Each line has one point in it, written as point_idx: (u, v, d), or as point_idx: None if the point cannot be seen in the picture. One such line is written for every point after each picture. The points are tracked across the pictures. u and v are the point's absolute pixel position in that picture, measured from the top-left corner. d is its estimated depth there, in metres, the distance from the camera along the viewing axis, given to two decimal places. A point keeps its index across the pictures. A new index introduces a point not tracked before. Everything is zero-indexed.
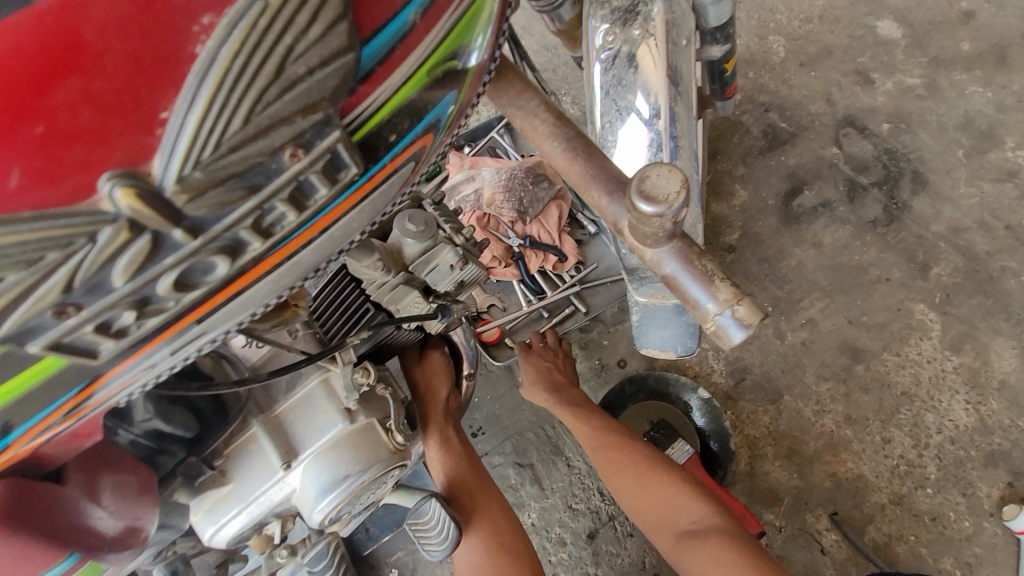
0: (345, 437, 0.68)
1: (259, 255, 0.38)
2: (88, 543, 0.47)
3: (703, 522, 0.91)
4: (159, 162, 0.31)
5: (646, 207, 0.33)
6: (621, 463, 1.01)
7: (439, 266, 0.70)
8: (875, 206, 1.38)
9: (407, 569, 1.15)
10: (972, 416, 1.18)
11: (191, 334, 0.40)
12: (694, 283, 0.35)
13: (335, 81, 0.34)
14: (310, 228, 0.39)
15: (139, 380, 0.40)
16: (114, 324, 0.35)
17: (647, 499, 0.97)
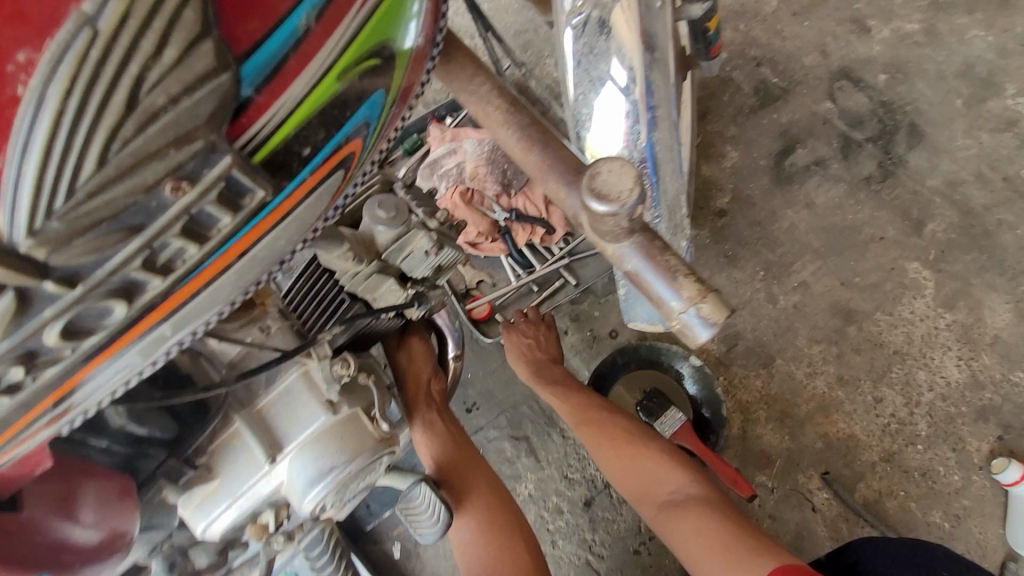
0: (329, 429, 0.68)
1: (164, 291, 0.36)
2: (59, 560, 0.48)
3: (683, 493, 0.91)
4: (1, 218, 0.28)
5: (599, 207, 0.32)
6: (602, 437, 1.01)
7: (413, 253, 0.69)
8: (870, 162, 1.35)
9: (409, 542, 1.18)
10: (963, 373, 1.18)
11: (154, 337, 0.38)
12: (658, 279, 0.33)
13: (213, 103, 0.32)
14: (224, 254, 0.37)
15: (110, 386, 0.40)
16: (5, 379, 0.34)
17: (629, 472, 0.97)
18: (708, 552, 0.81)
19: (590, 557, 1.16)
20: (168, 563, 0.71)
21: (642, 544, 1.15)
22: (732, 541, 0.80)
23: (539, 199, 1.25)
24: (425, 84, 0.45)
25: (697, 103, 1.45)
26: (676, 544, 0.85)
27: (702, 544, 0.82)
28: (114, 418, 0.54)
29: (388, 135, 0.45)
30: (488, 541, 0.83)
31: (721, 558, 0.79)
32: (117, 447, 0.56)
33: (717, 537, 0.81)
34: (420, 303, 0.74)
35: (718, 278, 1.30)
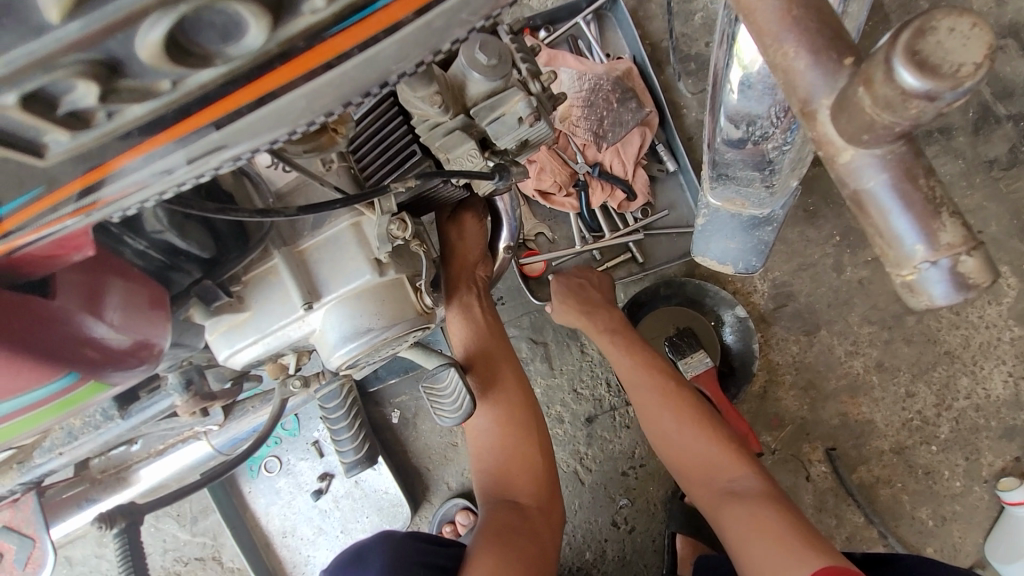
0: (371, 289, 0.62)
1: (313, 25, 0.30)
2: (88, 359, 0.43)
3: (743, 483, 0.87)
4: None
5: (912, 79, 0.21)
6: (662, 409, 0.97)
7: (505, 117, 0.58)
8: (1002, 144, 1.17)
9: (409, 413, 1.20)
10: (1008, 389, 1.13)
11: (210, 146, 0.33)
12: (904, 212, 0.25)
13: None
14: (398, 3, 0.31)
15: (152, 186, 0.34)
16: (63, 102, 0.28)
17: (686, 450, 0.94)
18: (761, 540, 0.78)
19: (578, 467, 1.18)
20: (185, 379, 0.68)
21: (631, 469, 1.17)
22: (793, 536, 0.76)
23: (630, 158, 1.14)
24: None
25: None
26: (728, 532, 0.83)
27: (757, 533, 0.79)
28: (153, 222, 0.47)
29: None
30: (504, 434, 0.82)
31: (775, 546, 0.76)
32: (152, 253, 0.50)
33: (776, 529, 0.78)
34: (502, 177, 0.64)
35: (790, 231, 1.19)
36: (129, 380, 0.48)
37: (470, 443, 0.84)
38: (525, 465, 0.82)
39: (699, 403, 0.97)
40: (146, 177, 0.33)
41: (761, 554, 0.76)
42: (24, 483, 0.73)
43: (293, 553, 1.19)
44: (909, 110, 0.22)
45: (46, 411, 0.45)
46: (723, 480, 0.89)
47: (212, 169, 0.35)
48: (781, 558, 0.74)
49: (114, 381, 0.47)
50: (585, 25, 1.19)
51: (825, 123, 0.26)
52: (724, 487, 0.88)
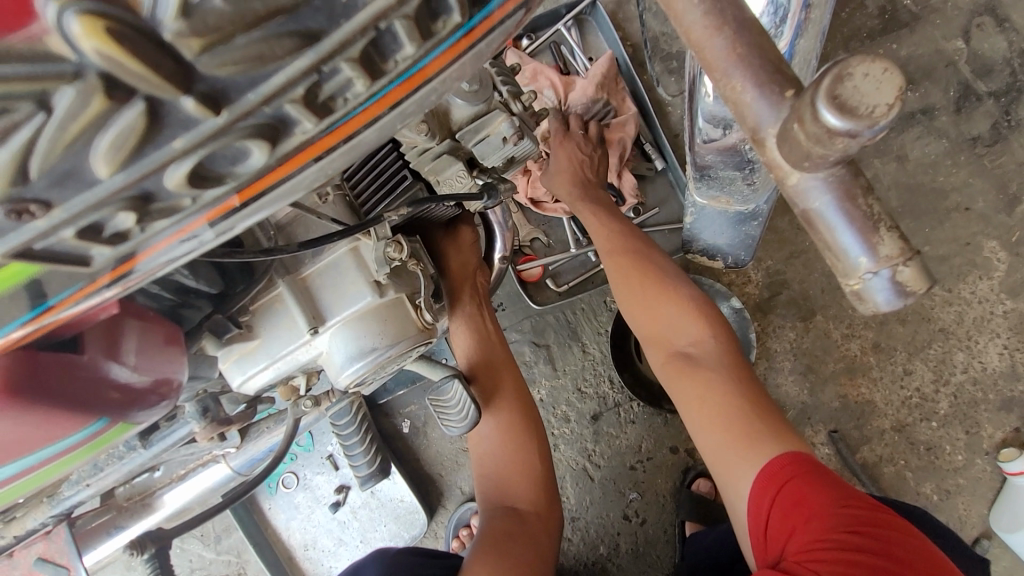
0: (373, 310, 0.65)
1: (310, 138, 0.31)
2: (113, 400, 0.47)
3: (700, 347, 0.88)
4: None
5: (834, 119, 0.23)
6: (630, 274, 0.96)
7: (490, 138, 0.61)
8: (984, 121, 1.19)
9: (419, 422, 1.23)
10: (1004, 362, 1.15)
11: (235, 219, 0.34)
12: (849, 228, 0.27)
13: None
14: (379, 102, 0.31)
15: (183, 257, 0.35)
16: (106, 226, 0.30)
17: (650, 314, 0.93)
18: (708, 414, 0.81)
19: (587, 464, 1.21)
20: (202, 406, 0.72)
21: (639, 463, 1.20)
22: (741, 410, 0.79)
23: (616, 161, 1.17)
24: None
25: None
26: (680, 396, 0.85)
27: (706, 405, 0.81)
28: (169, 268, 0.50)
29: None
30: (506, 442, 0.85)
31: (729, 431, 0.78)
32: (164, 294, 0.53)
33: (731, 412, 0.79)
34: (491, 197, 0.67)
35: (780, 221, 1.21)
36: (153, 415, 0.52)
37: (473, 451, 0.87)
38: (525, 469, 0.85)
39: (675, 273, 0.96)
40: (173, 254, 0.34)
41: (710, 426, 0.80)
42: (55, 515, 0.76)
43: (315, 565, 1.22)
44: (836, 145, 0.24)
45: (80, 453, 0.49)
46: (682, 341, 0.90)
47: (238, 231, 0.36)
48: (730, 437, 0.77)
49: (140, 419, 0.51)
50: (566, 31, 1.21)
51: (772, 149, 0.29)
52: (682, 350, 0.89)
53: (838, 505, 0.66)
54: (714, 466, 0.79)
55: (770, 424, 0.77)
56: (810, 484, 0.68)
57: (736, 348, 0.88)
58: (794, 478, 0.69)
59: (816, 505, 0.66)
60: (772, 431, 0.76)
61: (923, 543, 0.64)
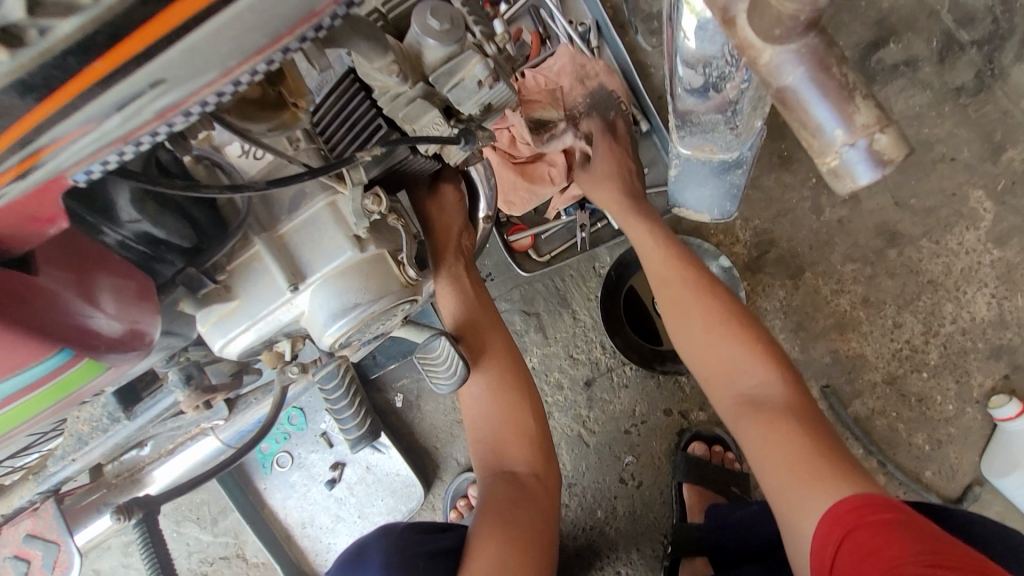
0: (355, 265, 0.64)
1: None
2: (79, 340, 0.43)
3: (766, 389, 0.85)
4: None
5: None
6: (690, 304, 0.93)
7: (464, 83, 0.58)
8: (967, 71, 1.19)
9: (411, 395, 1.23)
10: (992, 310, 1.16)
11: (134, 95, 0.33)
12: (821, 102, 0.28)
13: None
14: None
15: (97, 151, 0.35)
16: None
17: (711, 354, 0.90)
18: (780, 467, 0.78)
19: (582, 430, 1.21)
20: (185, 374, 0.70)
21: (633, 427, 1.20)
22: (816, 458, 0.76)
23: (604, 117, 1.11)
24: None
25: None
26: (747, 443, 0.83)
27: (775, 455, 0.79)
28: (129, 210, 0.49)
29: None
30: (497, 404, 0.84)
31: (801, 477, 0.75)
32: (134, 243, 0.52)
33: (802, 457, 0.77)
34: (467, 141, 0.64)
35: (766, 178, 1.21)
36: (122, 366, 0.48)
37: (465, 416, 0.86)
38: (518, 428, 0.85)
39: (736, 306, 0.92)
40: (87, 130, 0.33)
41: (780, 479, 0.77)
42: (42, 492, 0.75)
43: (313, 542, 1.22)
44: None
45: (44, 394, 0.44)
46: (744, 384, 0.87)
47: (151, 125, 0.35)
48: (800, 483, 0.75)
49: (107, 364, 0.47)
50: None
51: (744, 27, 0.28)
52: (745, 393, 0.87)
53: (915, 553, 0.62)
54: (786, 521, 0.76)
55: (845, 474, 0.74)
56: (892, 535, 0.65)
57: (803, 391, 0.86)
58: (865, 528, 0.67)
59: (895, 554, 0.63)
60: (842, 476, 0.73)
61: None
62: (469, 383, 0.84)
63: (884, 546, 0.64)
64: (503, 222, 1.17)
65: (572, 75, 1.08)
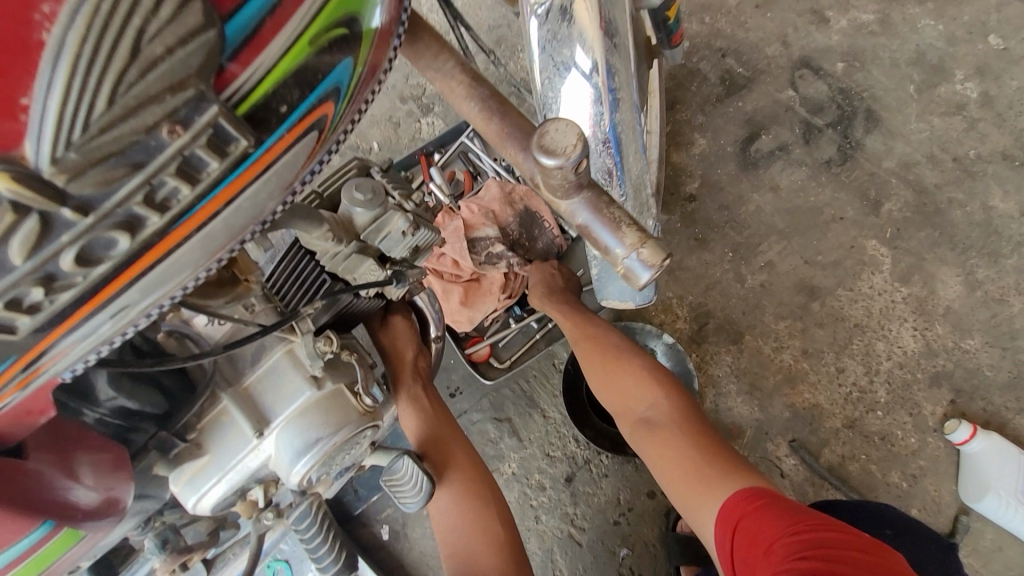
0: (314, 403, 0.71)
1: (163, 230, 0.34)
2: (59, 510, 0.48)
3: (657, 410, 1.00)
4: (30, 147, 0.28)
5: (547, 160, 0.35)
6: (592, 355, 1.09)
7: (391, 233, 0.71)
8: (830, 146, 1.41)
9: (397, 524, 1.22)
10: (919, 342, 1.26)
11: (117, 308, 0.36)
12: (604, 230, 0.37)
13: (200, 59, 0.31)
14: (213, 200, 0.36)
15: (85, 352, 0.38)
16: (25, 300, 0.32)
17: (615, 391, 1.05)
18: (675, 477, 0.91)
19: (572, 530, 1.20)
20: (161, 539, 0.72)
21: (621, 516, 1.20)
22: (705, 468, 0.89)
23: (534, 232, 1.27)
24: (393, 62, 0.43)
25: (666, 93, 1.49)
26: (650, 462, 0.96)
27: (672, 468, 0.92)
28: (105, 390, 0.57)
29: (368, 98, 0.43)
30: (463, 515, 0.87)
31: (694, 484, 0.89)
32: (111, 418, 0.60)
33: (693, 468, 0.90)
34: (398, 280, 0.77)
35: (689, 259, 1.36)
36: (98, 531, 0.53)
37: (438, 533, 0.88)
38: (488, 539, 0.86)
39: (627, 347, 1.09)
40: (70, 346, 0.37)
41: (680, 488, 0.90)
42: None
43: None
44: (554, 175, 0.35)
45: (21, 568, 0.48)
46: (643, 411, 1.01)
47: (131, 322, 0.38)
48: (692, 490, 0.89)
49: (84, 531, 0.51)
50: (470, 141, 1.36)
51: (543, 190, 0.38)
52: (642, 417, 1.01)
53: (787, 533, 0.73)
54: (692, 518, 0.89)
55: (731, 477, 0.87)
56: (763, 517, 0.77)
57: (691, 411, 1.00)
58: (747, 517, 0.78)
59: (767, 537, 0.74)
60: (729, 479, 0.86)
61: (872, 544, 0.70)
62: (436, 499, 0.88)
63: (759, 532, 0.76)
64: (461, 336, 1.27)
65: (500, 200, 1.23)
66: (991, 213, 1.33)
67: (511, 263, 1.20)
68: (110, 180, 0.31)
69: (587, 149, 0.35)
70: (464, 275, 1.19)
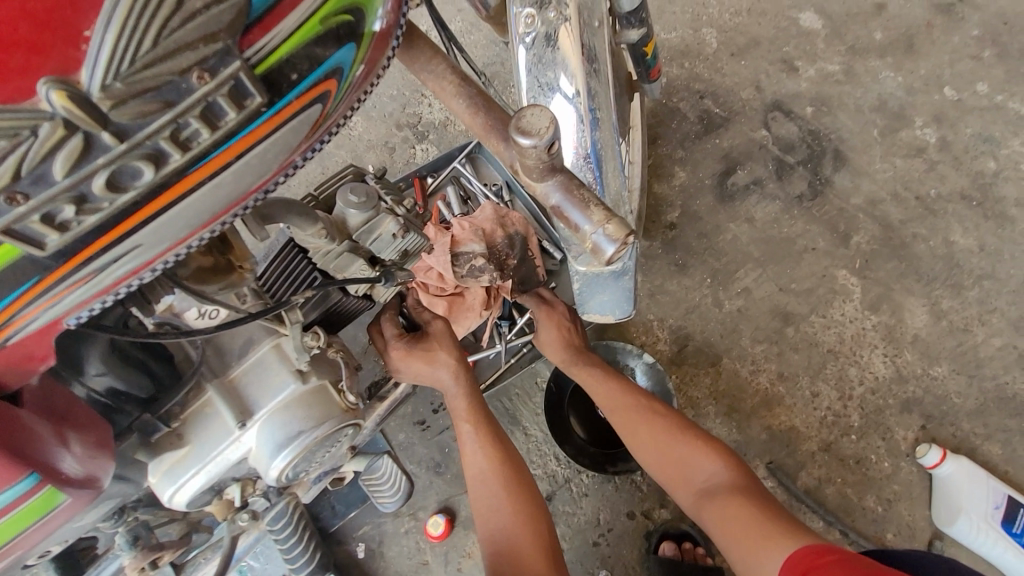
0: (298, 397, 0.72)
1: (181, 170, 0.38)
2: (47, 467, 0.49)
3: (717, 479, 0.99)
4: (87, 73, 0.33)
5: (523, 140, 0.39)
6: (636, 422, 1.10)
7: (382, 235, 0.75)
8: (801, 182, 1.50)
9: (374, 542, 1.20)
10: (890, 368, 1.30)
11: (125, 248, 0.40)
12: (574, 210, 0.42)
13: (231, 16, 0.36)
14: (227, 150, 0.40)
15: (86, 293, 0.41)
16: (56, 217, 0.36)
17: (668, 456, 1.04)
18: (738, 539, 0.89)
19: None
20: (134, 534, 0.71)
21: (602, 537, 1.20)
22: (764, 530, 0.87)
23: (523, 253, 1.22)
24: (390, 63, 0.48)
25: (648, 129, 1.59)
26: (713, 528, 0.94)
27: (735, 529, 0.90)
28: (95, 365, 0.60)
29: (366, 89, 0.48)
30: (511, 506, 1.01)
31: (766, 542, 0.86)
32: (99, 395, 0.62)
33: (759, 529, 0.88)
34: (387, 279, 0.80)
35: (670, 284, 1.41)
36: (75, 503, 0.52)
37: (483, 528, 1.01)
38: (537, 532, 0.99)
39: (673, 417, 1.09)
40: (84, 280, 0.40)
41: (748, 548, 0.87)
42: None
43: None
44: (529, 154, 0.40)
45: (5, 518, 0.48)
46: (701, 479, 1.01)
47: (132, 270, 0.42)
48: (759, 544, 0.86)
49: (64, 494, 0.51)
50: (462, 166, 1.43)
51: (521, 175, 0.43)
52: (702, 486, 1.00)
53: None
54: None
55: (791, 532, 0.86)
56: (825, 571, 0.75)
57: (747, 475, 0.99)
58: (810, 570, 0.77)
59: None
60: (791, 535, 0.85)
61: None
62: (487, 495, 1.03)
63: None
64: None
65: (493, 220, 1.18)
66: (952, 248, 1.40)
67: (493, 278, 1.14)
68: (143, 113, 0.35)
69: (558, 131, 0.40)
70: (448, 289, 1.16)
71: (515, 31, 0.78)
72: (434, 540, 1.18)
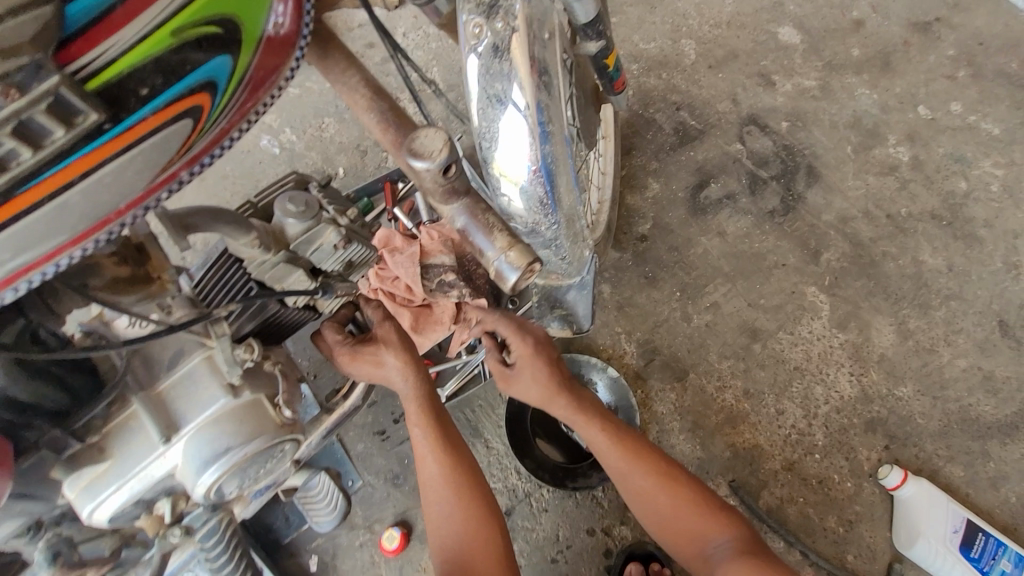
0: (228, 410, 0.70)
1: (7, 191, 0.40)
2: None
3: (724, 543, 0.93)
4: None
5: (416, 164, 0.38)
6: (638, 482, 1.00)
7: (322, 246, 0.73)
8: (774, 198, 1.49)
9: (326, 556, 1.18)
10: (855, 387, 1.29)
11: None
12: (480, 235, 0.42)
13: (35, 29, 0.37)
14: (68, 167, 0.42)
15: None
16: None
17: (670, 520, 0.97)
18: None
19: None
20: (52, 552, 0.69)
21: (560, 553, 1.18)
22: None
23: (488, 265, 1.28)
24: (294, 71, 0.53)
25: (623, 139, 1.58)
26: None
27: None
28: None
29: (263, 100, 0.52)
30: (464, 520, 0.99)
31: None
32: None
33: None
34: (327, 291, 0.78)
35: (638, 296, 1.40)
36: None
37: (434, 535, 0.99)
38: (488, 550, 0.97)
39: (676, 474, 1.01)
40: None
41: None
42: None
43: None
44: None
45: None
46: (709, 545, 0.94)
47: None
48: None
49: None
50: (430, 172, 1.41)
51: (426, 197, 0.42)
52: (710, 552, 0.94)
53: None
54: None
55: None
56: None
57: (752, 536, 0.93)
58: None
59: None
60: None
61: None
62: (436, 496, 1.01)
63: None
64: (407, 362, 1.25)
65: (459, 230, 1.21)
66: (921, 267, 1.40)
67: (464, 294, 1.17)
68: None
69: (453, 154, 0.38)
70: (416, 300, 1.18)
71: (465, 40, 0.75)
72: (389, 554, 1.15)
